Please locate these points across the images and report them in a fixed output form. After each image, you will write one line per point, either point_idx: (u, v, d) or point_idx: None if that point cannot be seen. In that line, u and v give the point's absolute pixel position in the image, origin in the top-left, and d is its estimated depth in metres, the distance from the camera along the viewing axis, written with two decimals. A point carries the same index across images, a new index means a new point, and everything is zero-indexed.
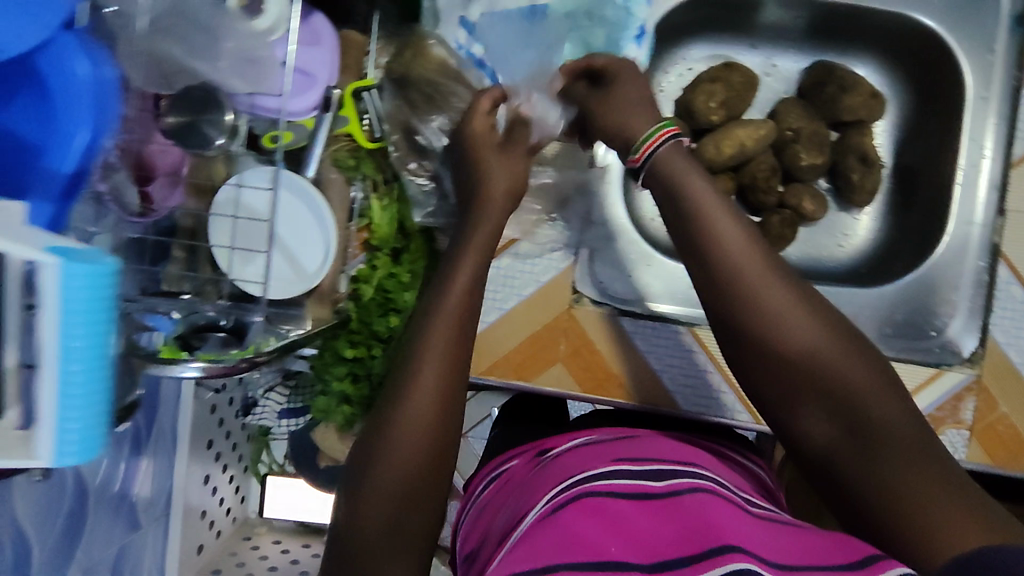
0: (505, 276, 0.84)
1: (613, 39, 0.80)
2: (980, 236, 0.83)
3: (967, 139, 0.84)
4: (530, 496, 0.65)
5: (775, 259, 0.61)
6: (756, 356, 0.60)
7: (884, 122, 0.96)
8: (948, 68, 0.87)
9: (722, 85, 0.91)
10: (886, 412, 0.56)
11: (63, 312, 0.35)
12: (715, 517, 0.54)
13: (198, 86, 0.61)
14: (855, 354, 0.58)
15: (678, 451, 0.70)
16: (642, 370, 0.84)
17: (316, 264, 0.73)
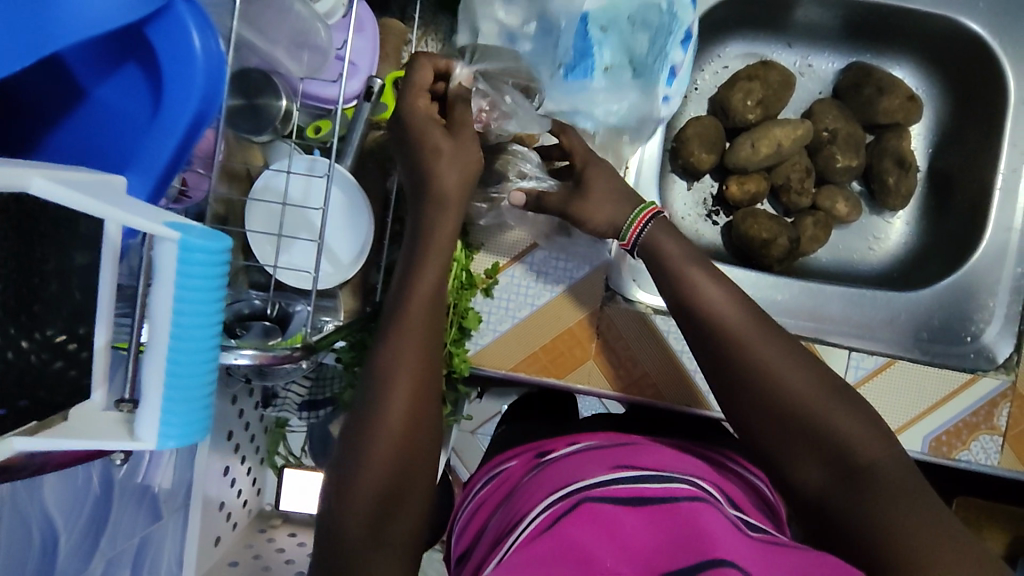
0: (538, 271, 0.83)
1: (658, 42, 0.79)
2: (1019, 242, 0.82)
3: (1008, 145, 0.84)
4: (522, 505, 0.63)
5: (760, 314, 0.62)
6: (747, 412, 0.61)
7: (919, 125, 0.95)
8: (988, 73, 0.86)
9: (760, 83, 0.90)
10: (877, 459, 0.56)
11: (181, 289, 0.38)
12: (710, 529, 0.52)
13: (255, 69, 0.62)
14: (842, 403, 0.59)
15: (675, 457, 0.67)
16: (674, 370, 0.83)
17: (352, 255, 0.74)
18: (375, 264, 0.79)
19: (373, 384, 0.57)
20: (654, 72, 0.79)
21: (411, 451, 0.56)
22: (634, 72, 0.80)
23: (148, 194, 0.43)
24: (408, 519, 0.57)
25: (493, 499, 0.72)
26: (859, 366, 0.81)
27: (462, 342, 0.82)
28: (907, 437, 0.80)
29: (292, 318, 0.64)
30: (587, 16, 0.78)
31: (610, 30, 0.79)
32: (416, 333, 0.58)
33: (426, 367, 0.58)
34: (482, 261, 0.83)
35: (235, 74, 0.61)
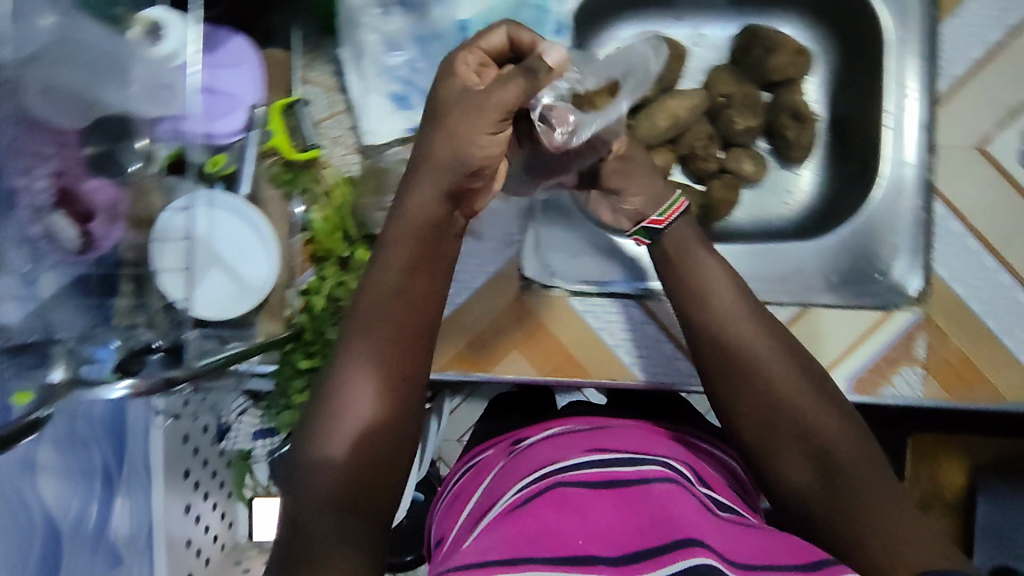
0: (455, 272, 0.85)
1: None
2: (915, 176, 0.84)
3: (891, 83, 0.85)
4: (500, 484, 0.71)
5: (765, 320, 0.71)
6: (742, 408, 0.68)
7: (814, 79, 0.95)
8: (865, 17, 0.88)
9: None
10: (852, 457, 0.63)
11: None
12: (677, 509, 0.57)
13: (114, 117, 0.67)
14: (829, 404, 0.67)
15: (634, 437, 0.75)
16: (600, 349, 0.85)
17: (261, 279, 0.76)
18: (290, 287, 0.81)
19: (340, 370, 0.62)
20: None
21: (382, 432, 0.60)
22: None
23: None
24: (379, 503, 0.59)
25: (472, 488, 0.77)
26: None
27: None
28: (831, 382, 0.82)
29: (186, 346, 0.64)
30: (466, 24, 0.80)
31: (493, 34, 0.80)
32: (389, 328, 0.63)
33: (399, 355, 0.62)
34: None
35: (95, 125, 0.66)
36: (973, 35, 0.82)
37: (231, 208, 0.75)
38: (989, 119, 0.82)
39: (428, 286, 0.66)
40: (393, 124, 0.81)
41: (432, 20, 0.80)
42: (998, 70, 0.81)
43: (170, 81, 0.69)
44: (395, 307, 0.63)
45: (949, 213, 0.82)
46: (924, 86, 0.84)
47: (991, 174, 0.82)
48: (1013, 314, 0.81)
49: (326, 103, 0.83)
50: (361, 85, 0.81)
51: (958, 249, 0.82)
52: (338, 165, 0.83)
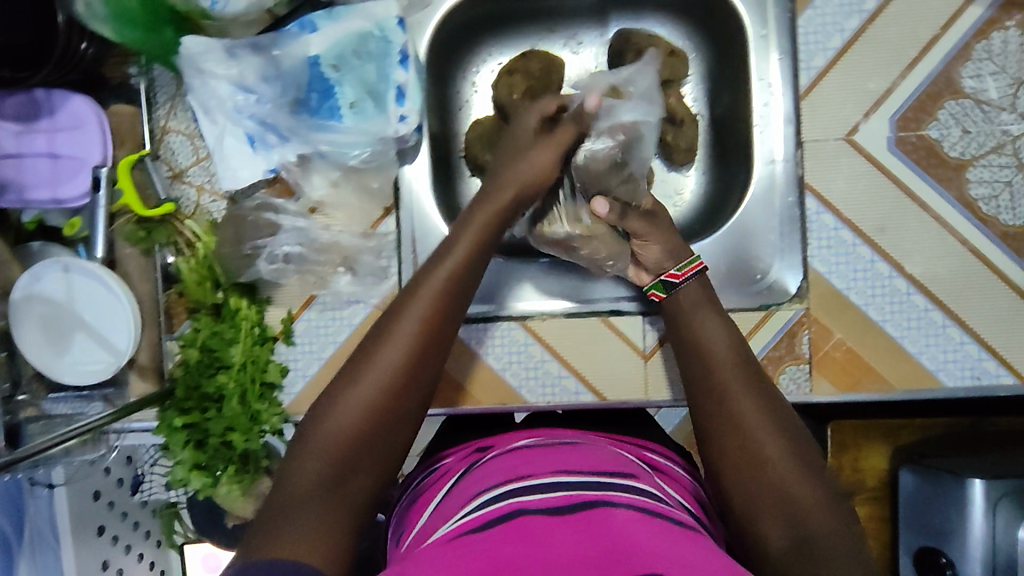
0: (332, 309, 0.83)
1: (382, 71, 0.79)
2: (785, 172, 0.82)
3: (755, 80, 0.83)
4: (438, 515, 0.60)
5: (753, 372, 0.64)
6: (729, 467, 0.57)
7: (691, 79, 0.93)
8: (727, 14, 0.86)
9: (520, 75, 0.89)
10: (844, 546, 0.50)
11: None
12: (637, 537, 0.50)
13: None
14: (817, 483, 0.55)
15: (615, 458, 0.65)
16: (486, 374, 0.84)
17: (126, 340, 0.77)
18: (161, 342, 0.81)
19: (353, 381, 0.56)
20: (385, 97, 0.79)
21: (375, 447, 0.55)
22: (375, 102, 0.80)
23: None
24: (313, 515, 0.50)
25: (428, 498, 0.66)
26: (654, 330, 0.83)
27: (272, 397, 0.83)
28: None
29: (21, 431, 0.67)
30: (316, 59, 0.79)
31: (343, 68, 0.80)
32: (395, 359, 0.57)
33: (406, 381, 0.57)
34: (276, 313, 0.84)
35: None
36: (826, 26, 0.81)
37: (88, 274, 0.75)
38: (855, 108, 0.81)
39: (446, 333, 0.60)
40: (254, 167, 0.80)
41: (280, 58, 0.79)
42: (858, 57, 0.81)
43: None
44: (406, 339, 0.58)
45: (820, 206, 0.82)
46: (788, 80, 0.82)
47: (860, 164, 0.81)
48: (895, 304, 0.81)
49: (190, 149, 0.82)
50: (215, 129, 0.80)
51: (834, 242, 0.81)
52: (202, 213, 0.82)
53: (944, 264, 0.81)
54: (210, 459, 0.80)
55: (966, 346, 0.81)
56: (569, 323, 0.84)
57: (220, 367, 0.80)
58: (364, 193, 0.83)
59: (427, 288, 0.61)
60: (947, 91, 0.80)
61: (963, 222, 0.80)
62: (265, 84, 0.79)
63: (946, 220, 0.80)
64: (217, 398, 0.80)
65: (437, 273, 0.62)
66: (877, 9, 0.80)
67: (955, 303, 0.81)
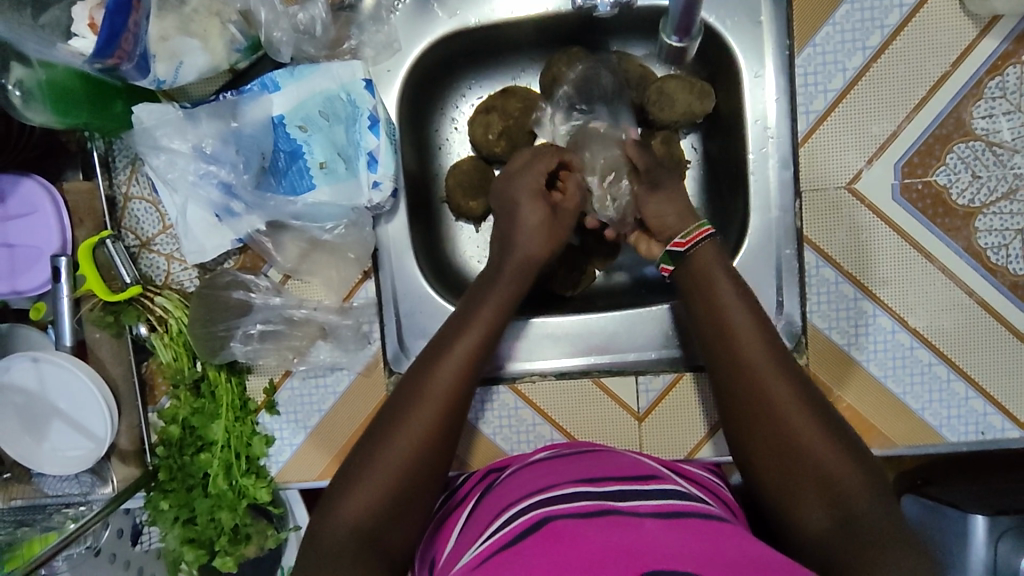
0: (314, 376, 0.81)
1: (352, 135, 0.76)
2: (783, 223, 0.78)
3: (751, 123, 0.78)
4: (482, 518, 0.67)
5: (781, 346, 0.65)
6: (758, 443, 0.62)
7: (690, 136, 0.90)
8: (720, 51, 0.80)
9: (497, 114, 0.84)
10: (875, 511, 0.57)
11: None
12: (659, 541, 0.55)
13: None
14: (842, 446, 0.60)
15: (638, 462, 0.72)
16: (475, 436, 0.82)
17: (102, 427, 0.74)
18: (140, 423, 0.78)
19: (375, 463, 0.62)
20: (355, 162, 0.76)
21: (405, 515, 0.61)
22: (346, 164, 0.76)
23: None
24: (384, 548, 0.60)
25: (452, 519, 0.71)
26: (648, 390, 0.80)
27: (259, 468, 0.81)
28: (715, 443, 0.80)
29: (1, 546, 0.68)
30: (281, 120, 0.75)
31: (311, 128, 0.76)
32: (413, 443, 0.63)
33: (417, 469, 0.62)
34: (258, 382, 0.81)
35: None
36: (828, 66, 0.76)
37: (57, 364, 0.73)
38: (857, 154, 0.76)
39: (458, 420, 0.66)
40: (221, 239, 0.76)
41: (244, 125, 0.74)
42: (860, 99, 0.75)
43: None
44: (422, 423, 0.64)
45: (819, 260, 0.77)
46: (784, 125, 0.77)
47: (861, 214, 0.76)
48: (898, 359, 0.78)
49: (156, 217, 0.78)
50: (177, 202, 0.76)
51: (834, 296, 0.78)
52: (175, 283, 0.79)
53: (949, 316, 0.77)
54: (205, 538, 0.79)
55: (971, 401, 0.78)
56: (560, 384, 0.81)
57: (203, 446, 0.79)
58: (339, 259, 0.79)
59: (440, 371, 0.67)
60: (956, 133, 0.75)
61: (971, 272, 0.76)
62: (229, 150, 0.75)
63: (952, 271, 0.76)
64: (202, 477, 0.79)
65: (421, 381, 0.67)
66: (881, 45, 0.75)
67: (961, 357, 0.77)
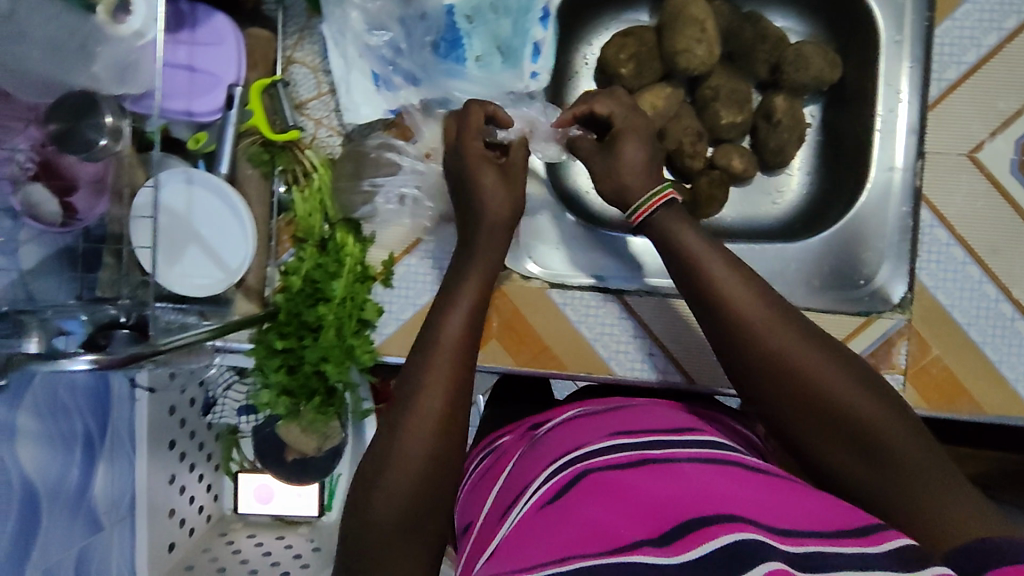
0: (433, 258, 0.82)
1: (519, 26, 0.81)
2: (902, 180, 0.83)
3: (883, 86, 0.84)
4: (524, 475, 0.63)
5: (773, 297, 0.59)
6: (758, 387, 0.57)
7: (813, 106, 0.95)
8: (861, 16, 0.86)
9: (634, 39, 0.91)
10: (905, 438, 0.52)
11: None
12: (713, 486, 0.50)
13: (73, 95, 0.65)
14: (846, 370, 0.55)
15: (678, 418, 0.67)
16: (576, 341, 0.85)
17: (238, 259, 0.76)
18: (268, 266, 0.82)
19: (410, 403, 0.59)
20: (520, 51, 0.82)
21: None
22: (504, 57, 0.82)
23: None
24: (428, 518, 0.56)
25: (492, 478, 0.68)
26: None
27: (365, 334, 0.82)
28: None
29: (150, 323, 0.62)
30: (450, 9, 0.80)
31: (476, 20, 0.81)
32: None
33: None
34: (377, 254, 0.83)
35: (56, 101, 0.65)
36: (966, 39, 0.80)
37: (209, 186, 0.75)
38: (982, 125, 0.80)
39: None
40: (376, 106, 0.81)
41: (415, 6, 0.80)
42: (994, 73, 0.80)
43: (134, 60, 0.67)
44: None
45: (934, 219, 0.81)
46: (916, 90, 0.82)
47: (980, 182, 0.80)
48: (998, 327, 0.80)
49: (313, 83, 0.83)
50: (343, 64, 0.80)
51: (944, 258, 0.81)
52: (319, 146, 0.83)
53: None
54: (310, 389, 0.84)
55: None
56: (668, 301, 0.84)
57: (321, 299, 0.80)
58: None
59: None
60: None
61: None
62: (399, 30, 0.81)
63: None
64: (314, 327, 0.81)
65: None
66: (1017, 27, 0.79)
67: None
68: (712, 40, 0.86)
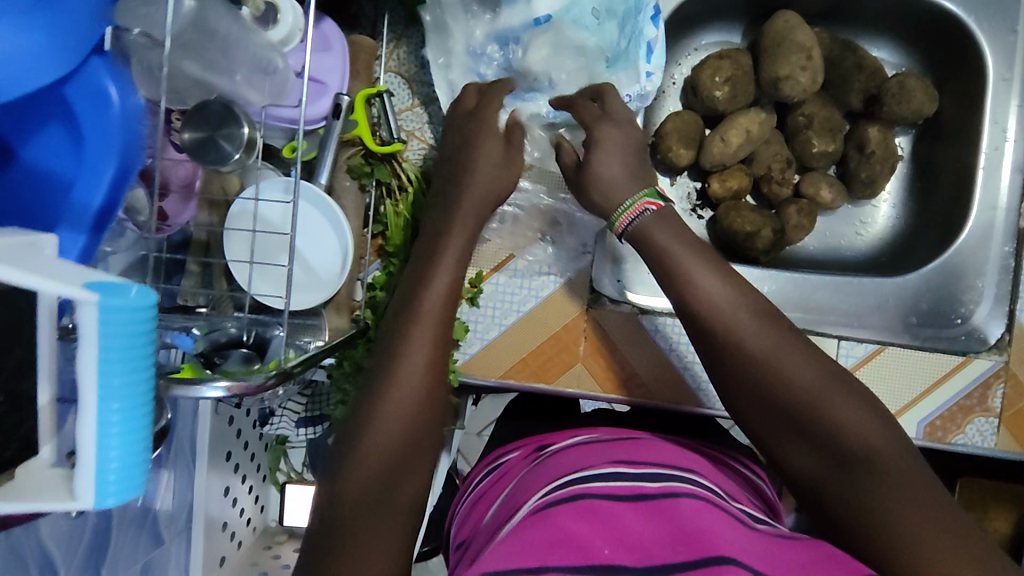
0: (523, 278, 0.83)
1: (626, 26, 0.78)
2: (1005, 220, 0.82)
3: (989, 122, 0.84)
4: (522, 490, 0.60)
5: (754, 304, 0.60)
6: (734, 390, 0.59)
7: (903, 138, 0.94)
8: (966, 52, 0.85)
9: (730, 62, 0.88)
10: (884, 450, 0.53)
11: (103, 351, 0.33)
12: (707, 524, 0.50)
13: (215, 100, 0.56)
14: (823, 376, 0.56)
15: (675, 454, 0.64)
16: (665, 369, 0.83)
17: (334, 273, 0.74)
18: (358, 280, 0.79)
19: (379, 401, 0.55)
20: (630, 52, 0.78)
21: None
22: (608, 66, 0.79)
23: (87, 247, 0.44)
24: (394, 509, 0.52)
25: (491, 494, 0.66)
26: (849, 355, 0.82)
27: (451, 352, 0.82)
28: (906, 421, 0.80)
29: (271, 345, 0.58)
30: (546, 18, 0.76)
31: (575, 27, 0.77)
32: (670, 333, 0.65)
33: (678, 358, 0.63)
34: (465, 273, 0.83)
35: (195, 108, 0.56)
36: None
37: (309, 197, 0.72)
38: None
39: None
40: None
41: (511, 18, 0.77)
42: None
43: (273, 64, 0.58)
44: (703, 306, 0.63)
45: None
46: (1023, 130, 0.82)
47: None
48: None
49: (408, 92, 0.82)
50: (446, 80, 0.79)
51: None
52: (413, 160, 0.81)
53: None
54: None
55: None
56: None
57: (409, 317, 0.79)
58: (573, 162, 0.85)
59: None
60: None
61: None
62: (496, 48, 0.79)
63: None
64: None
65: None
66: None
67: None
68: (815, 68, 0.85)
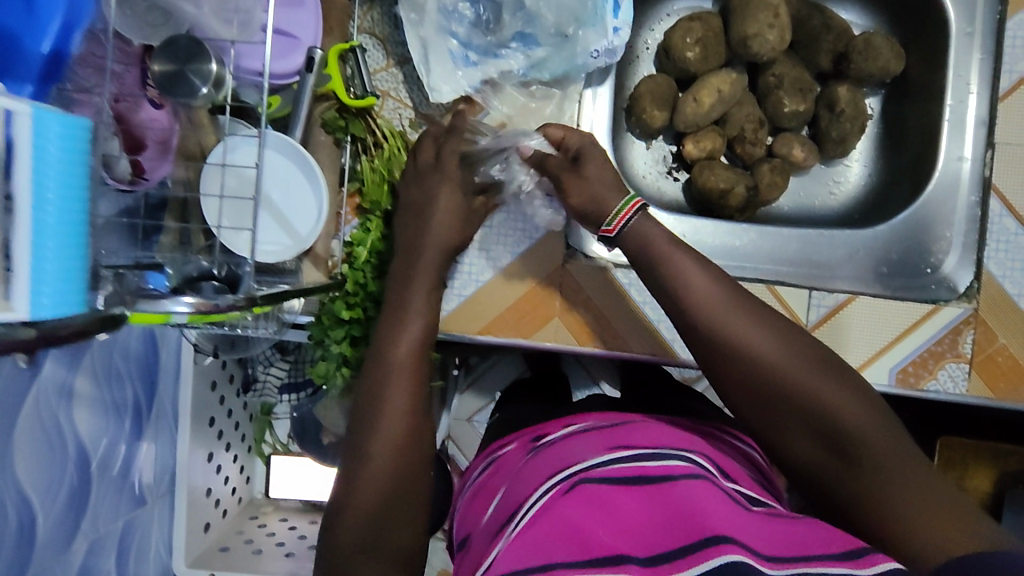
0: (498, 233, 0.84)
1: None
2: (971, 171, 0.84)
3: (953, 75, 0.85)
4: (521, 482, 0.60)
5: (741, 298, 0.61)
6: (729, 385, 0.60)
7: (874, 99, 0.96)
8: (930, 9, 0.87)
9: (699, 24, 0.90)
10: (874, 431, 0.55)
11: (38, 164, 0.35)
12: (703, 507, 0.49)
13: (183, 34, 0.57)
14: (812, 365, 0.58)
15: (672, 433, 0.63)
16: (640, 321, 0.83)
17: (308, 227, 0.73)
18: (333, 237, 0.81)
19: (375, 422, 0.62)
20: (602, 6, 0.79)
21: None
22: (577, 24, 0.80)
23: (34, 97, 0.46)
24: (399, 528, 0.59)
25: (490, 483, 0.67)
26: (819, 305, 0.83)
27: None
28: (875, 369, 0.81)
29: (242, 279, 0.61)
30: None
31: None
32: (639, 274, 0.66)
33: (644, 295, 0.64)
34: None
35: (164, 43, 0.57)
36: None
37: (282, 149, 0.73)
38: None
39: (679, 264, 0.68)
40: (456, 84, 0.81)
41: None
42: None
43: None
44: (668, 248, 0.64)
45: (1003, 210, 0.80)
46: (986, 82, 0.83)
47: None
48: None
49: (382, 54, 0.84)
50: (420, 38, 0.79)
51: (1013, 245, 0.80)
52: (388, 117, 0.83)
53: None
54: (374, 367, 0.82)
55: None
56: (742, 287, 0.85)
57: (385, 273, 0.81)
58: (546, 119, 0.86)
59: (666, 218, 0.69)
60: None
61: None
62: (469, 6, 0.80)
63: None
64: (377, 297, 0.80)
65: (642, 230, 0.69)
66: None
67: None
68: (783, 26, 0.87)
